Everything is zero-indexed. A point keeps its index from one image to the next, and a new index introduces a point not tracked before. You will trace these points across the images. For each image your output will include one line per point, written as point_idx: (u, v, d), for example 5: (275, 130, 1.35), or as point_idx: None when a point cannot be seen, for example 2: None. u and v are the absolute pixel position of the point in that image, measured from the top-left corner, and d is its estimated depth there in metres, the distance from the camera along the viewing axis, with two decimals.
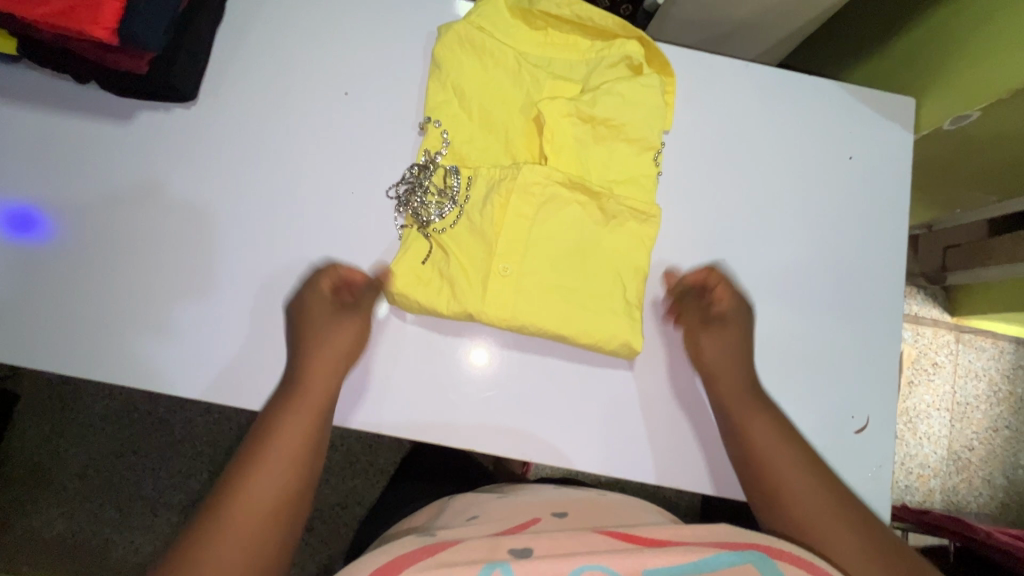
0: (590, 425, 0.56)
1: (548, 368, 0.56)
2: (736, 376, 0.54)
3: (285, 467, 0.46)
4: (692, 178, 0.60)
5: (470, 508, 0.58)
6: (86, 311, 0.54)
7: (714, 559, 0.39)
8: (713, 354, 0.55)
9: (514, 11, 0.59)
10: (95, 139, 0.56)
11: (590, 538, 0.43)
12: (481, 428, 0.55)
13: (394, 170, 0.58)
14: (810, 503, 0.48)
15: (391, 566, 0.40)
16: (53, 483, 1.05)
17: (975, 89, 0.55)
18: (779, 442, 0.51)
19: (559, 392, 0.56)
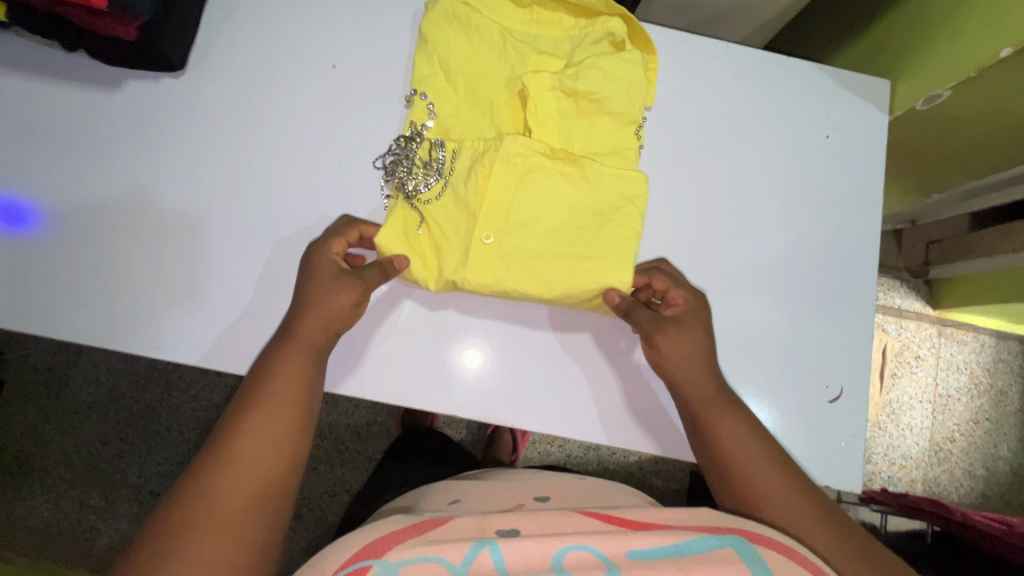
0: (570, 395, 0.58)
1: (533, 345, 0.58)
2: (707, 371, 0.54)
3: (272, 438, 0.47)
4: (674, 155, 0.61)
5: (453, 491, 0.59)
6: (71, 281, 0.55)
7: (697, 542, 0.40)
8: (682, 353, 0.53)
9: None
10: (86, 107, 0.57)
11: (576, 521, 0.44)
12: (475, 399, 0.57)
13: (381, 141, 0.59)
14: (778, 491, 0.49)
15: (383, 544, 0.40)
16: (40, 465, 1.18)
17: (948, 68, 0.56)
18: (752, 439, 0.51)
19: (545, 371, 0.58)
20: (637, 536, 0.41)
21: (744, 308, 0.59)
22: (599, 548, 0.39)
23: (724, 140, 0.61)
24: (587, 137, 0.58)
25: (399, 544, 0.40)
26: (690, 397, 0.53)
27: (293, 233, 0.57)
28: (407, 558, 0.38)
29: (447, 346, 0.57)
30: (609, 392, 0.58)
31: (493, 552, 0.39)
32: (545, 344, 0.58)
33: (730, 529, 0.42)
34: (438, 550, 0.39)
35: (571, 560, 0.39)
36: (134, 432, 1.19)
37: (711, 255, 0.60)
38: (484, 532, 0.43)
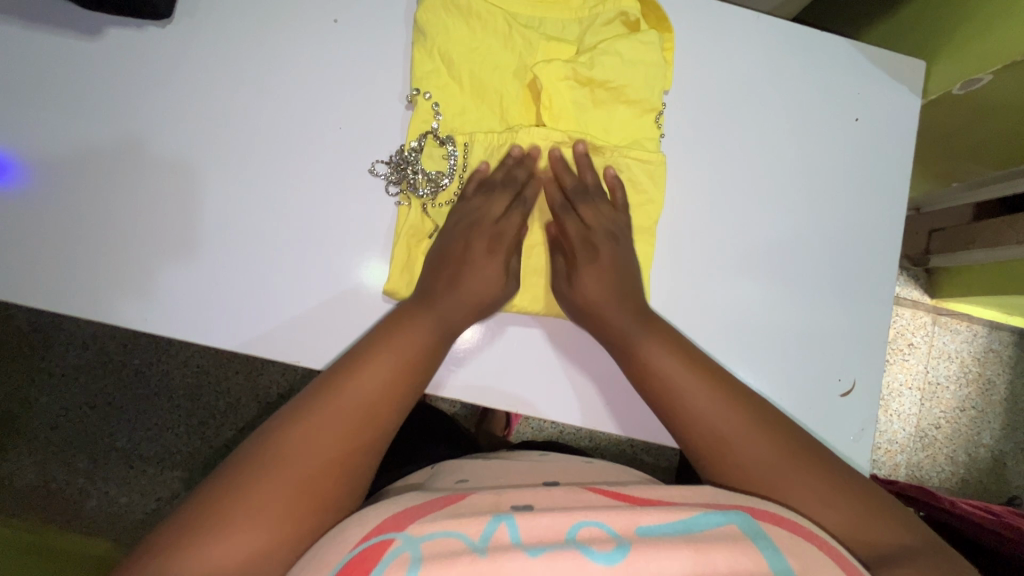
0: (558, 380, 0.56)
1: (549, 339, 0.56)
2: (622, 309, 0.51)
3: (367, 392, 0.44)
4: (697, 129, 0.57)
5: (459, 471, 0.58)
6: (51, 247, 0.51)
7: (704, 517, 0.39)
8: (593, 288, 0.52)
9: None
10: (61, 55, 0.52)
11: (585, 499, 0.43)
12: (500, 390, 0.55)
13: (382, 104, 0.55)
14: (711, 421, 0.46)
15: (396, 521, 0.38)
16: (26, 428, 1.15)
17: (993, 52, 0.53)
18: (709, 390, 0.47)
19: (556, 365, 0.56)
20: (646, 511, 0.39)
21: (761, 294, 0.57)
22: (611, 525, 0.38)
23: (748, 116, 0.58)
24: (596, 120, 0.55)
25: (419, 517, 0.39)
26: (615, 327, 0.51)
27: (291, 199, 0.54)
28: (428, 532, 0.37)
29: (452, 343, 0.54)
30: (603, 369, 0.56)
31: (511, 528, 0.37)
32: (552, 327, 0.56)
33: (739, 506, 0.41)
34: (458, 525, 0.37)
35: (584, 535, 0.37)
36: (123, 397, 1.16)
37: (728, 240, 0.57)
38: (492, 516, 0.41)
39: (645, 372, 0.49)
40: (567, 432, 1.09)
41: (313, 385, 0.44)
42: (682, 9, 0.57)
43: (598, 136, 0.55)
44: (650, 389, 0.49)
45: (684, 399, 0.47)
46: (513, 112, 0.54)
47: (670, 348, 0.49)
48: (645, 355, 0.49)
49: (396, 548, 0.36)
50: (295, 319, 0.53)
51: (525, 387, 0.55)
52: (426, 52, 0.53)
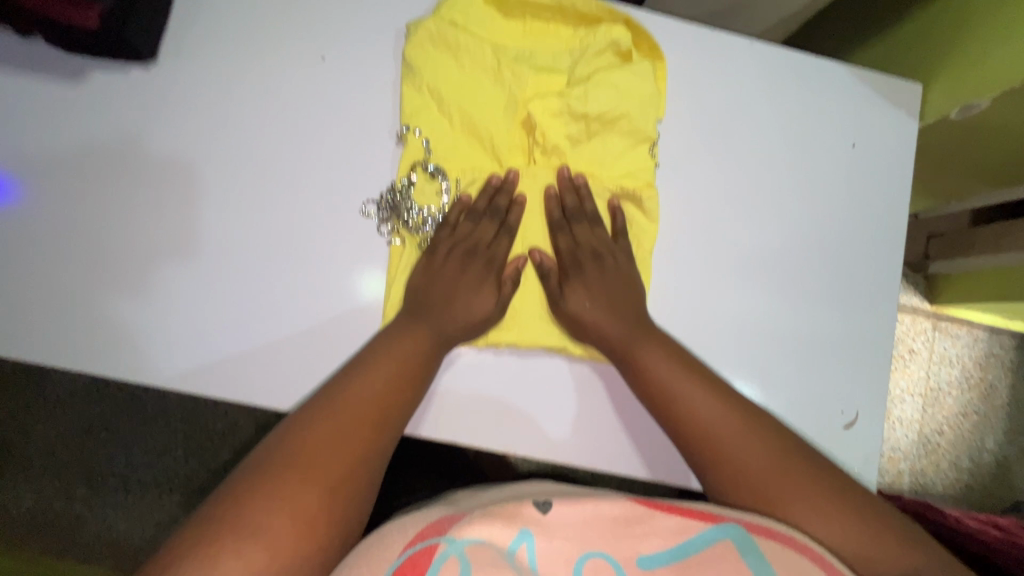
0: (545, 425, 0.52)
1: (556, 378, 0.53)
2: (617, 320, 0.51)
3: (378, 388, 0.46)
4: (691, 159, 0.56)
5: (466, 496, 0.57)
6: (33, 294, 0.50)
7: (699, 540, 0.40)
8: (578, 302, 0.52)
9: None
10: (42, 98, 0.51)
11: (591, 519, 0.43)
12: (505, 435, 0.52)
13: (371, 141, 0.53)
14: (718, 428, 0.46)
15: (432, 527, 0.39)
16: (21, 456, 1.14)
17: (990, 76, 0.52)
18: (714, 402, 0.47)
19: (564, 406, 0.53)
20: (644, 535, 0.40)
21: (762, 323, 0.56)
22: (615, 557, 0.39)
23: (743, 144, 0.57)
24: (590, 152, 0.54)
25: (458, 522, 0.40)
26: (613, 338, 0.50)
27: (279, 238, 0.52)
28: (471, 534, 0.38)
29: (455, 386, 0.52)
30: (596, 412, 0.53)
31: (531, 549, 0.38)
32: (557, 366, 0.53)
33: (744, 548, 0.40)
34: (489, 533, 0.38)
35: (590, 567, 0.38)
36: (119, 422, 1.15)
37: (726, 271, 0.56)
38: None
39: (643, 378, 0.49)
40: None
41: (298, 413, 0.44)
42: (676, 35, 0.56)
43: (592, 168, 0.54)
44: (653, 401, 0.49)
45: (684, 408, 0.48)
46: (507, 147, 0.54)
47: (668, 353, 0.50)
48: (643, 360, 0.49)
49: (442, 551, 0.36)
50: (286, 362, 0.51)
51: (532, 430, 0.52)
52: (415, 87, 0.52)
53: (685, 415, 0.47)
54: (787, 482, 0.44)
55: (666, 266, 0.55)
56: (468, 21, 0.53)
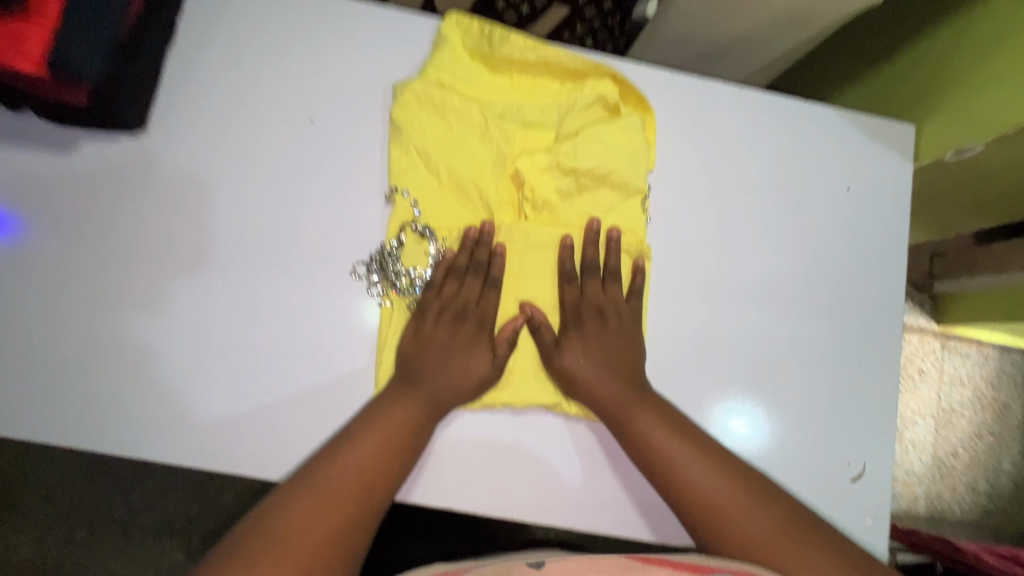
0: (541, 493, 0.51)
1: (562, 441, 0.52)
2: (609, 383, 0.50)
3: (364, 460, 0.45)
4: (684, 209, 0.56)
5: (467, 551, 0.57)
6: (24, 367, 0.50)
7: None
8: (574, 364, 0.50)
9: (472, 55, 0.54)
10: (34, 168, 0.51)
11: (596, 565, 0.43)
12: (507, 501, 0.50)
13: (361, 201, 0.53)
14: (716, 494, 0.46)
15: None
16: (19, 505, 1.13)
17: (982, 121, 0.52)
18: (708, 466, 0.47)
19: (570, 468, 0.52)
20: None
21: (762, 373, 0.55)
22: None
23: (736, 192, 0.56)
24: (580, 208, 0.53)
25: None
26: (604, 404, 0.49)
27: (268, 303, 0.52)
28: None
29: (457, 451, 0.51)
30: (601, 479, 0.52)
31: None
32: (563, 429, 0.52)
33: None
34: None
35: None
36: (119, 466, 1.14)
37: (723, 322, 0.55)
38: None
39: (639, 444, 0.48)
40: None
41: (284, 484, 0.44)
42: (663, 86, 0.56)
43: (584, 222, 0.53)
44: (649, 468, 0.48)
45: (681, 476, 0.47)
46: (495, 203, 0.53)
47: (662, 419, 0.49)
48: (639, 427, 0.48)
49: None
50: (277, 430, 0.50)
51: (535, 495, 0.51)
52: (402, 147, 0.52)
53: (681, 482, 0.46)
54: (789, 549, 0.43)
55: (663, 319, 0.54)
56: (454, 79, 0.53)
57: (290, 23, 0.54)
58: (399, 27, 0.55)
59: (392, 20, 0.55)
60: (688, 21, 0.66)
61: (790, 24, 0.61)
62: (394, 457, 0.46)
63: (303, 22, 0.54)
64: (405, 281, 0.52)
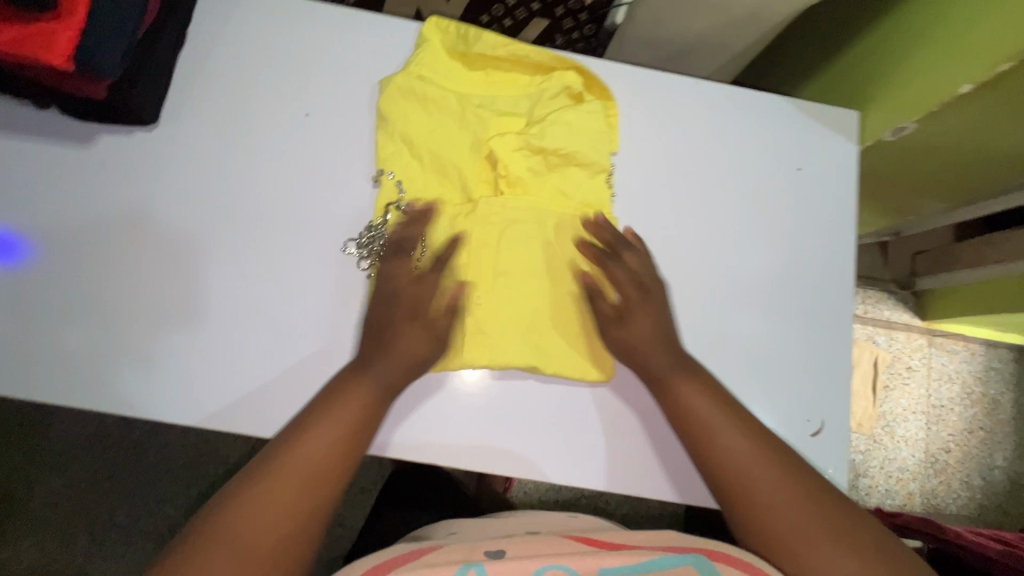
0: (506, 448, 0.56)
1: (541, 400, 0.57)
2: (657, 353, 0.54)
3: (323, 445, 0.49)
4: (647, 188, 0.61)
5: (450, 524, 0.64)
6: (44, 338, 0.55)
7: (662, 560, 0.45)
8: (639, 333, 0.55)
9: (451, 53, 0.60)
10: (57, 160, 0.57)
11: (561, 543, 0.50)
12: (485, 454, 0.55)
13: (351, 184, 0.58)
14: (740, 459, 0.50)
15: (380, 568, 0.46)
16: (26, 510, 1.15)
17: (910, 102, 0.58)
18: (737, 433, 0.51)
19: (548, 425, 0.56)
20: (608, 555, 0.46)
21: (725, 340, 0.59)
22: (574, 567, 0.44)
23: (695, 173, 0.62)
24: (551, 186, 0.59)
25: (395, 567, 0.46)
26: (655, 371, 0.54)
27: (269, 278, 0.56)
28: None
29: (441, 410, 0.56)
30: (570, 442, 0.56)
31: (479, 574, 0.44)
32: (542, 388, 0.57)
33: (694, 548, 0.47)
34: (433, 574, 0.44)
35: None
36: (123, 470, 1.17)
37: (686, 291, 0.60)
38: (472, 555, 0.48)
39: (677, 407, 0.53)
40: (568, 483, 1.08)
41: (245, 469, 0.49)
42: (625, 77, 0.62)
43: (555, 199, 0.58)
44: (686, 426, 0.53)
45: (716, 440, 0.51)
46: (474, 183, 0.58)
47: (711, 390, 0.53)
48: (678, 392, 0.53)
49: None
50: (276, 394, 0.55)
51: (514, 450, 0.56)
52: (388, 135, 0.58)
53: (717, 445, 0.51)
54: (795, 518, 0.47)
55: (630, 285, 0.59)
56: (433, 74, 0.59)
57: (287, 28, 0.60)
58: (385, 30, 0.61)
59: (378, 23, 0.61)
60: (651, 23, 0.72)
61: (741, 21, 0.67)
62: (312, 495, 0.47)
63: (298, 27, 0.60)
64: (389, 253, 0.56)
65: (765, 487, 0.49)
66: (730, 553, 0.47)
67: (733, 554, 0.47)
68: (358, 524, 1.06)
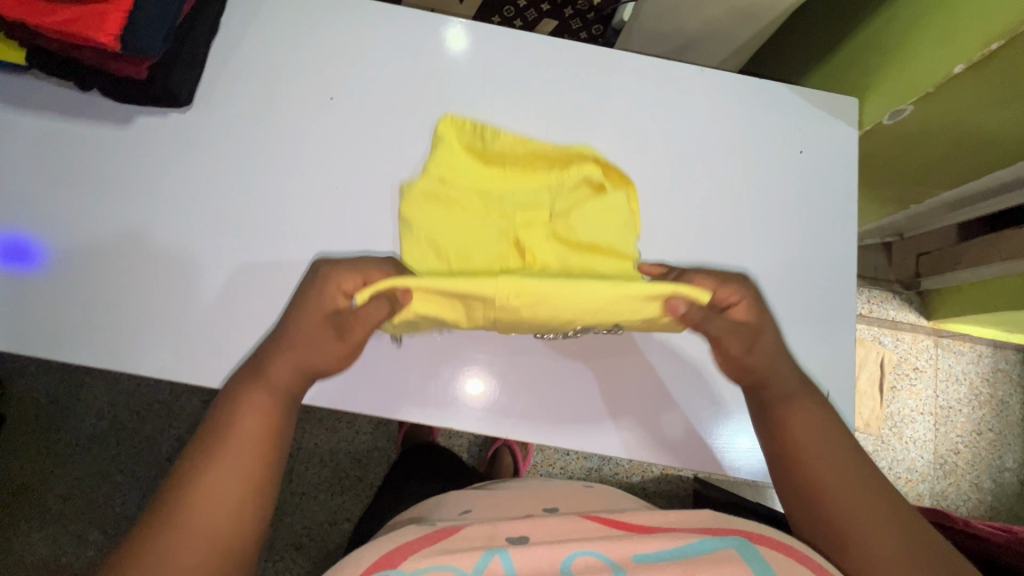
0: (511, 406, 0.60)
1: (552, 371, 0.61)
2: (779, 373, 0.53)
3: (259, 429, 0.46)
4: (656, 171, 0.64)
5: (464, 502, 0.65)
6: (84, 309, 0.58)
7: (697, 544, 0.47)
8: (758, 356, 0.53)
9: (466, 148, 0.58)
10: (98, 144, 0.60)
11: (582, 526, 0.51)
12: (497, 421, 0.60)
13: (375, 167, 0.62)
14: (830, 477, 0.48)
15: (400, 552, 0.47)
16: (39, 503, 1.16)
17: (905, 89, 0.61)
18: (831, 448, 0.49)
19: (557, 393, 0.61)
20: (642, 541, 0.47)
21: None
22: (605, 553, 0.46)
23: (700, 157, 0.65)
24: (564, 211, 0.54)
25: (412, 555, 0.46)
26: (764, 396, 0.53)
27: (294, 254, 0.60)
28: (421, 567, 0.45)
29: (456, 377, 0.61)
30: (570, 403, 0.61)
31: (504, 560, 0.45)
32: (555, 358, 0.61)
33: (735, 531, 0.48)
34: (452, 560, 0.45)
35: (580, 563, 0.45)
36: (136, 463, 1.18)
37: (694, 270, 0.63)
38: (493, 539, 0.49)
39: (779, 428, 0.52)
40: (574, 475, 1.09)
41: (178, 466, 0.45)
42: (632, 68, 0.66)
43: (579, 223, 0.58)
44: (780, 446, 0.52)
45: (807, 458, 0.49)
46: (489, 260, 0.52)
47: (822, 418, 0.52)
48: (782, 414, 0.52)
49: None
50: None
51: (525, 419, 0.60)
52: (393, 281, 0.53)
53: (803, 458, 0.50)
54: (881, 527, 0.45)
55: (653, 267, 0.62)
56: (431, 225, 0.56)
57: (314, 19, 0.64)
58: (406, 22, 0.64)
59: (399, 16, 0.64)
60: (656, 18, 0.76)
61: (743, 15, 0.70)
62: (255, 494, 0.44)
63: (324, 18, 0.64)
64: None
65: (848, 499, 0.47)
66: (768, 535, 0.47)
67: (766, 535, 0.47)
68: (358, 512, 1.12)
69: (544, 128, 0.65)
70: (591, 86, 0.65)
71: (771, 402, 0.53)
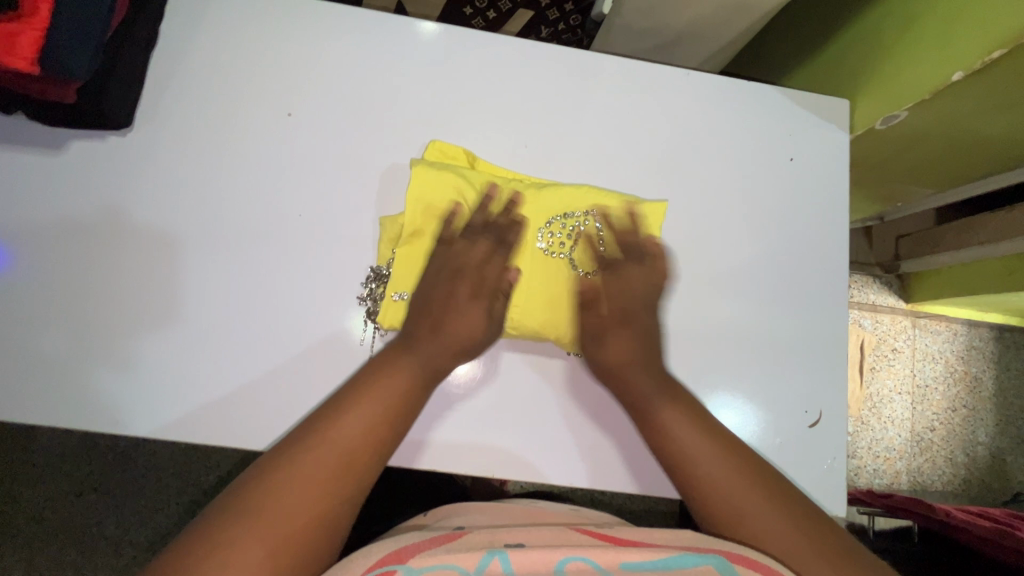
0: (467, 430, 0.57)
1: (539, 388, 0.58)
2: (644, 373, 0.54)
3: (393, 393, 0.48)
4: (641, 181, 0.61)
5: (454, 511, 0.63)
6: (26, 352, 0.53)
7: (683, 557, 0.43)
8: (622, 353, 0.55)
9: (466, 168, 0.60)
10: (29, 169, 0.55)
11: (573, 537, 0.49)
12: (492, 445, 0.57)
13: (340, 187, 0.57)
14: (706, 464, 0.49)
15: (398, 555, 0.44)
16: (9, 526, 1.11)
17: (900, 92, 0.58)
18: (698, 437, 0.50)
19: (543, 412, 0.58)
20: (630, 550, 0.44)
21: (721, 333, 0.60)
22: (596, 559, 0.43)
23: (686, 168, 0.61)
24: (557, 214, 0.58)
25: (418, 553, 0.43)
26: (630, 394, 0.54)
27: (257, 285, 0.56)
28: (427, 564, 0.41)
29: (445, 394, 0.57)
30: (545, 428, 0.58)
31: (503, 561, 0.42)
32: (544, 372, 0.58)
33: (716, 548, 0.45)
34: (455, 560, 0.42)
35: (572, 568, 0.42)
36: (109, 482, 1.13)
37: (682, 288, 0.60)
38: (493, 545, 0.46)
39: (657, 435, 0.52)
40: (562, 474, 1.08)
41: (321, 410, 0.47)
42: (613, 72, 0.62)
43: (595, 208, 0.59)
44: (667, 456, 0.51)
45: (686, 458, 0.49)
46: (505, 212, 0.57)
47: (686, 410, 0.52)
48: (659, 419, 0.52)
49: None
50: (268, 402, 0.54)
51: (517, 442, 0.57)
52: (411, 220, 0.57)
53: (678, 453, 0.50)
54: (748, 496, 0.47)
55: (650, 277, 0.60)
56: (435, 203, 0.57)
57: (265, 25, 0.58)
58: (367, 26, 0.59)
59: (358, 19, 0.59)
60: (636, 14, 0.71)
61: (728, 13, 0.67)
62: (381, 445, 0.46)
63: (275, 24, 0.58)
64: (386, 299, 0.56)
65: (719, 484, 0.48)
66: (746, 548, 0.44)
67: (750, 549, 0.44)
68: None
69: (522, 138, 0.60)
70: (570, 89, 0.61)
71: (640, 414, 0.53)
